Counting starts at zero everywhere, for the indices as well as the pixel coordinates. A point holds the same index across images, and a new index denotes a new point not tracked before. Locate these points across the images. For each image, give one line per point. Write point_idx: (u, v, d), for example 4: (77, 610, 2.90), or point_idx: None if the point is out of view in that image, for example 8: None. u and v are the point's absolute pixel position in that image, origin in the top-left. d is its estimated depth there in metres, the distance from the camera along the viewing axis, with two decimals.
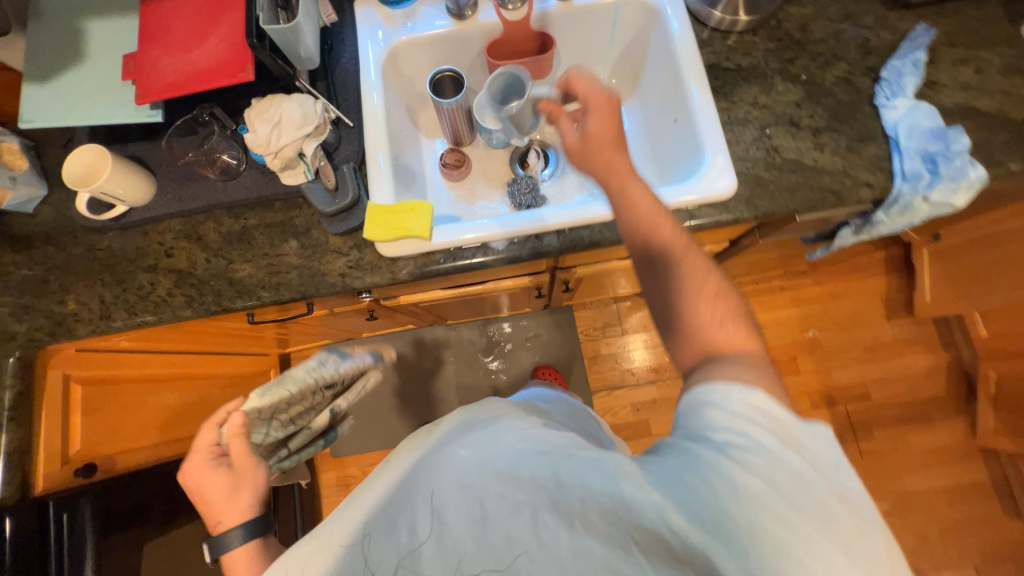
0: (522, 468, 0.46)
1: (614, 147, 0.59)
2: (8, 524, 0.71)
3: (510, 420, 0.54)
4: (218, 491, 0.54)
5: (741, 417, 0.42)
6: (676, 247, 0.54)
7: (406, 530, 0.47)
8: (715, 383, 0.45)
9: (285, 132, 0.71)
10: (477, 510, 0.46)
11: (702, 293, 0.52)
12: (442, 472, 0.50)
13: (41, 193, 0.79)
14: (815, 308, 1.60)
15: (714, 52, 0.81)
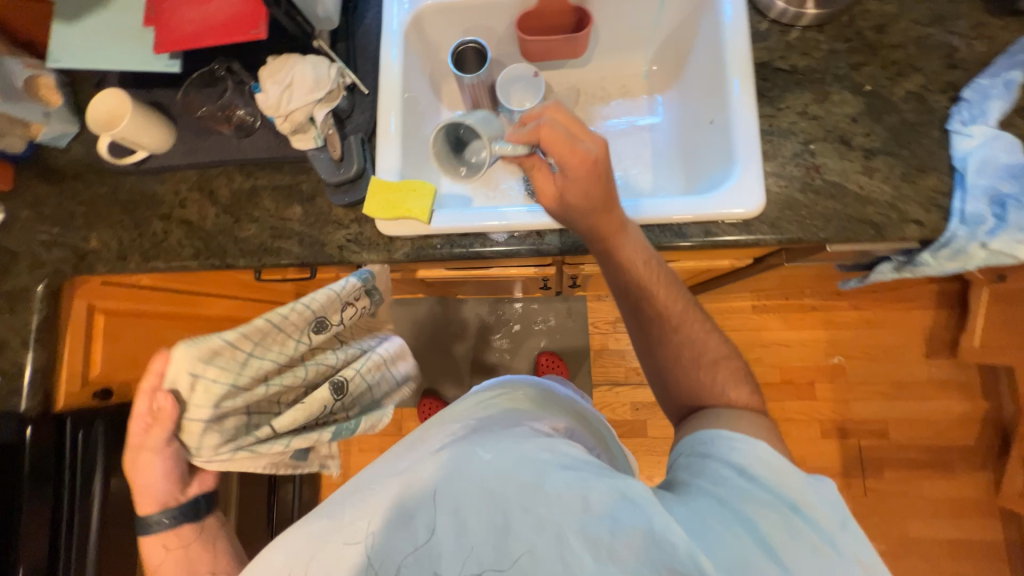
0: (547, 480, 0.47)
1: (597, 213, 0.58)
2: (30, 434, 0.79)
3: (527, 429, 0.55)
4: (153, 484, 0.60)
5: (746, 466, 0.47)
6: (674, 315, 0.61)
7: (426, 526, 0.48)
8: (720, 433, 0.51)
9: (297, 95, 0.69)
10: (500, 520, 0.46)
11: (702, 357, 0.60)
12: (463, 472, 0.50)
13: (73, 130, 0.82)
14: (847, 333, 1.49)
15: (768, 48, 0.72)
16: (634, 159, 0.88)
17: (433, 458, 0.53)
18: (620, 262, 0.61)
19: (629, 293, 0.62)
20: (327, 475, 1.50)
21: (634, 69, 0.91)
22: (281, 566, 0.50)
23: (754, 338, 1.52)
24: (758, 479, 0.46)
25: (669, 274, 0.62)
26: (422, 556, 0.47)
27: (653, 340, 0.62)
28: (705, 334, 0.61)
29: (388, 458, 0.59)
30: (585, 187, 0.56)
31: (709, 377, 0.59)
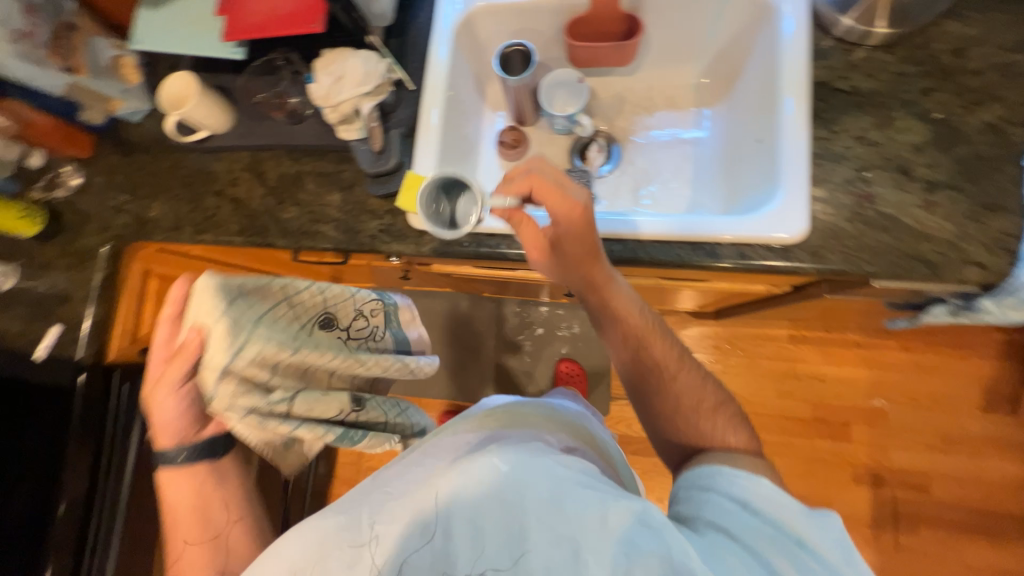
0: (565, 495, 0.51)
1: (589, 263, 0.63)
2: (83, 379, 0.87)
3: (540, 444, 0.59)
4: (170, 420, 0.60)
5: (749, 502, 0.52)
6: (671, 364, 0.65)
7: (440, 532, 0.52)
8: (724, 470, 0.55)
9: (347, 87, 0.72)
10: (516, 531, 0.50)
11: (700, 405, 0.63)
12: (479, 482, 0.53)
13: (145, 108, 0.89)
14: (892, 375, 1.39)
15: (829, 67, 0.68)
16: (673, 174, 0.87)
17: (448, 467, 0.57)
18: (614, 312, 0.66)
19: (625, 342, 0.66)
20: (343, 453, 1.55)
21: (682, 80, 0.89)
22: (299, 560, 0.54)
23: (787, 369, 1.44)
24: (761, 514, 0.51)
25: (658, 327, 0.66)
26: (436, 560, 0.51)
27: (648, 391, 0.65)
28: (700, 382, 0.65)
29: (399, 465, 0.64)
30: (578, 234, 0.62)
31: (706, 423, 0.62)
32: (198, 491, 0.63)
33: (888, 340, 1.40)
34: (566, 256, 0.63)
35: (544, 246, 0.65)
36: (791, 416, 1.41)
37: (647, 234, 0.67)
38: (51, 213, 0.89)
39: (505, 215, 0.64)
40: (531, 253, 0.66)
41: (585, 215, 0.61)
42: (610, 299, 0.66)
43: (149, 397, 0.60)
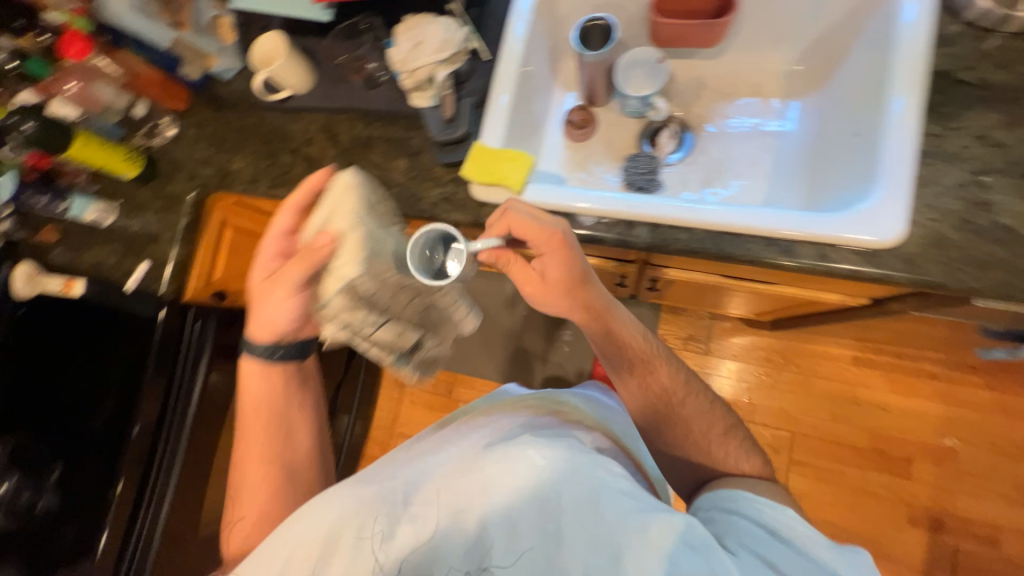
0: (604, 498, 0.56)
1: (580, 289, 0.65)
2: (162, 312, 0.97)
3: (580, 446, 0.63)
4: (274, 317, 0.63)
5: (776, 528, 0.55)
6: (675, 390, 0.70)
7: (475, 521, 0.58)
8: (752, 497, 0.59)
9: (424, 53, 0.73)
10: (553, 528, 0.56)
11: (710, 430, 0.69)
12: (518, 475, 0.59)
13: (237, 66, 0.95)
14: (969, 413, 1.27)
15: (953, 56, 0.61)
16: (750, 167, 0.81)
17: (482, 460, 0.62)
18: (619, 340, 0.70)
19: (632, 372, 0.71)
20: (378, 416, 1.61)
21: (772, 67, 0.82)
22: (340, 519, 0.60)
23: (847, 392, 1.34)
24: (786, 542, 0.54)
25: (658, 353, 0.72)
26: (472, 549, 0.56)
27: (656, 418, 0.71)
28: (708, 407, 0.71)
29: (433, 451, 0.70)
30: (562, 263, 0.63)
31: (718, 447, 0.68)
32: (257, 409, 0.72)
33: (968, 373, 1.28)
34: (553, 287, 0.64)
35: (534, 282, 0.65)
36: (845, 443, 1.31)
37: (718, 225, 0.64)
38: (149, 159, 0.97)
39: (492, 257, 0.63)
40: (525, 291, 0.67)
41: (562, 244, 0.63)
42: (614, 326, 0.69)
43: (261, 294, 0.62)
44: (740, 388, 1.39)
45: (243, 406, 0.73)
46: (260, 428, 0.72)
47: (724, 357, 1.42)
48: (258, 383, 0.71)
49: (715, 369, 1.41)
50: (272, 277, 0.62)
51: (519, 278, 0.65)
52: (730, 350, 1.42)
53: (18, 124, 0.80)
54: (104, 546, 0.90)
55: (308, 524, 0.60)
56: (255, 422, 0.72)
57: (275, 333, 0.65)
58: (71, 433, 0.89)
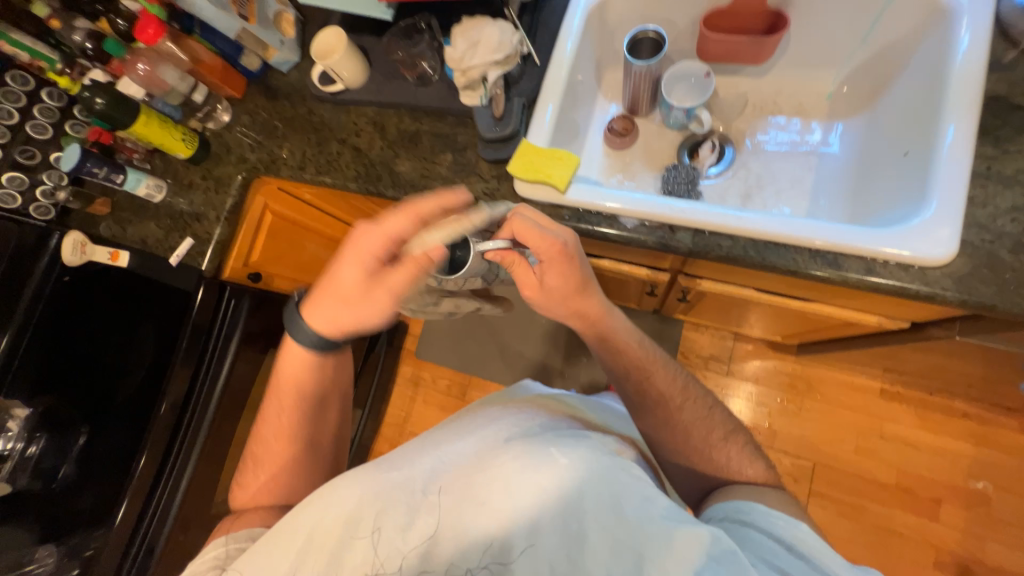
0: (629, 504, 0.55)
1: (578, 297, 0.66)
2: (201, 290, 1.01)
3: (603, 448, 0.61)
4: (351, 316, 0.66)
5: (791, 542, 0.53)
6: (674, 395, 0.70)
7: (496, 515, 0.56)
8: (767, 511, 0.57)
9: (479, 53, 0.76)
10: (576, 531, 0.54)
11: (710, 435, 0.68)
12: (542, 472, 0.57)
13: (294, 59, 1.00)
14: (1003, 458, 1.22)
15: (1009, 82, 0.61)
16: (790, 184, 0.81)
17: (501, 454, 0.60)
18: (614, 348, 0.71)
19: (630, 377, 0.71)
20: (390, 413, 1.61)
21: (817, 88, 0.83)
22: (359, 505, 0.59)
23: (873, 425, 1.30)
24: (803, 557, 0.52)
25: (656, 362, 0.71)
26: (490, 544, 0.55)
27: (655, 424, 0.70)
28: (707, 413, 0.69)
29: (443, 439, 0.68)
30: (559, 271, 0.63)
31: (720, 453, 0.66)
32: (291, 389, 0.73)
33: (1001, 415, 1.24)
34: (550, 293, 0.65)
35: (531, 286, 0.64)
36: (868, 478, 1.27)
37: (762, 234, 0.64)
38: (202, 141, 1.01)
39: (498, 258, 0.62)
40: (524, 294, 0.67)
41: (558, 252, 0.61)
42: (608, 334, 0.70)
43: (350, 294, 0.64)
44: (760, 412, 1.36)
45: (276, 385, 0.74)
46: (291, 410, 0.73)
47: (745, 379, 1.39)
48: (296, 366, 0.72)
49: (734, 391, 1.39)
50: (370, 284, 0.63)
51: (521, 283, 0.65)
52: (751, 373, 1.40)
53: (87, 99, 0.85)
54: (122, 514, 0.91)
55: (323, 513, 0.59)
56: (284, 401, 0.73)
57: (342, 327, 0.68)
58: (104, 397, 0.93)
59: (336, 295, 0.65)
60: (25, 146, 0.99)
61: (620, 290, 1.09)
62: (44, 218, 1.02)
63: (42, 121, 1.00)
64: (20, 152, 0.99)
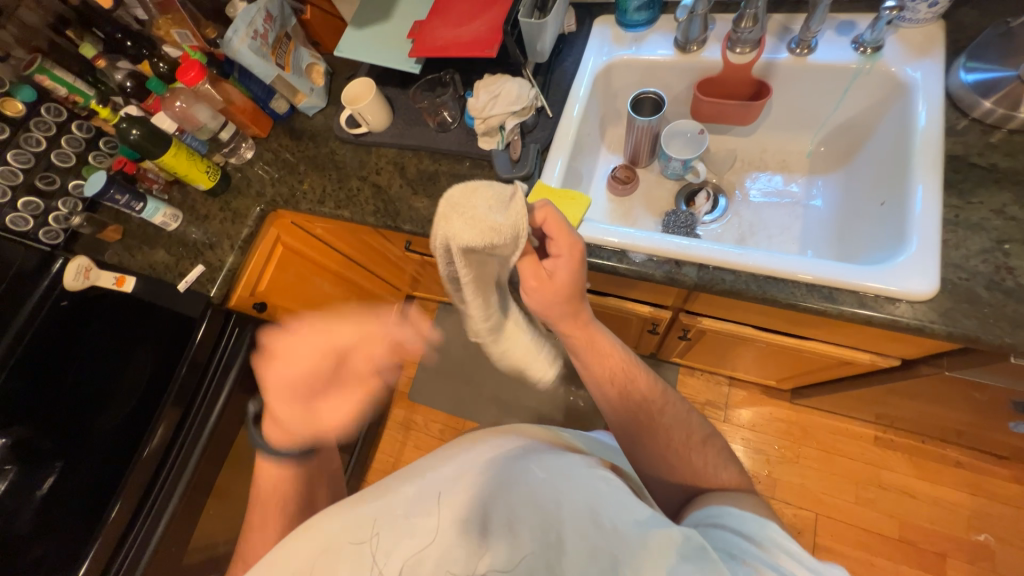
0: (603, 510, 0.52)
1: (574, 299, 0.62)
2: (208, 313, 0.99)
3: (578, 461, 0.60)
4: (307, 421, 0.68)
5: (761, 538, 0.48)
6: (655, 396, 0.66)
7: (478, 524, 0.54)
8: (736, 509, 0.53)
9: (500, 104, 0.84)
10: (552, 538, 0.52)
11: (690, 438, 0.64)
12: (518, 485, 0.57)
13: (320, 105, 1.07)
14: (1000, 508, 1.22)
15: (965, 144, 0.70)
16: (781, 230, 0.89)
17: (482, 466, 0.60)
18: (600, 351, 0.66)
19: (613, 384, 0.66)
20: (378, 459, 1.54)
21: (798, 147, 0.94)
22: (348, 526, 0.57)
23: (870, 474, 1.30)
24: (772, 553, 0.47)
25: (637, 363, 0.67)
26: (473, 550, 0.53)
27: (634, 428, 0.65)
28: (685, 416, 0.65)
29: (438, 452, 0.66)
30: (570, 270, 0.60)
31: (695, 457, 0.62)
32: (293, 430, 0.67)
33: (992, 464, 1.25)
34: (553, 289, 0.61)
35: (540, 279, 0.61)
36: (871, 529, 1.25)
37: (762, 270, 0.69)
38: (223, 174, 1.05)
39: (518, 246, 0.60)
40: (526, 287, 0.62)
41: (577, 251, 0.60)
42: (594, 340, 0.66)
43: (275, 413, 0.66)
44: (758, 460, 1.35)
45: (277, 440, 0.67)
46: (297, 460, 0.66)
47: (741, 426, 1.40)
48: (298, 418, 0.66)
49: (732, 437, 1.38)
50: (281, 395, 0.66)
51: (526, 276, 0.61)
52: (747, 420, 1.40)
53: (124, 129, 0.90)
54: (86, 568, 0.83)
55: (324, 525, 0.57)
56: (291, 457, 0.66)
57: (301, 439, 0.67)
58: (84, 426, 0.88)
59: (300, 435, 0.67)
60: (47, 172, 1.02)
61: (621, 329, 1.12)
62: (51, 243, 1.01)
63: (68, 151, 1.05)
64: (41, 178, 1.01)
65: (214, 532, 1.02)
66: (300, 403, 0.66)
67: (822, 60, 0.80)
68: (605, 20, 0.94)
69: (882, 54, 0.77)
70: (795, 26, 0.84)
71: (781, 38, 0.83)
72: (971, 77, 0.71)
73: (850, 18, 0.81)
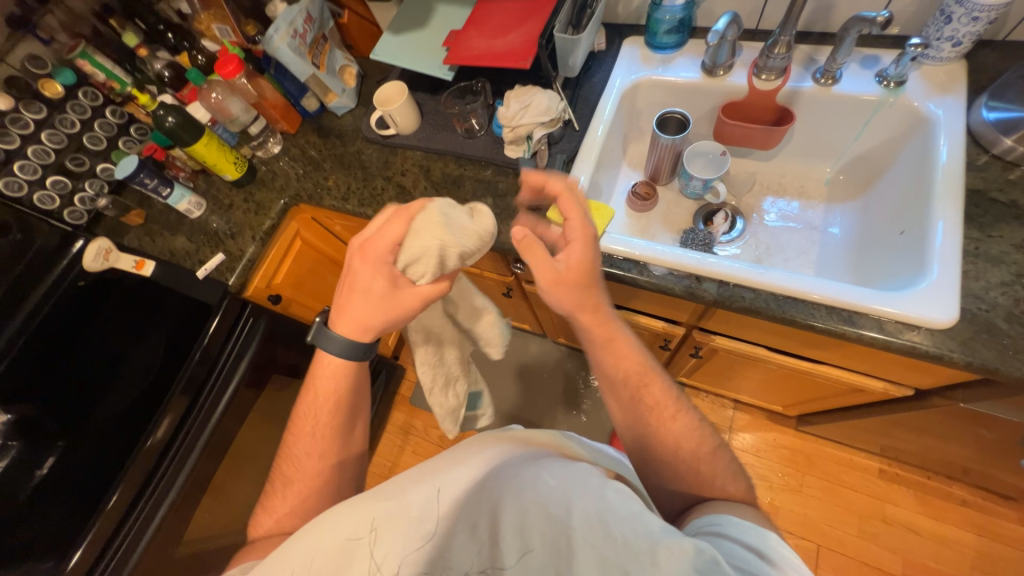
0: (615, 522, 0.45)
1: (587, 287, 0.60)
2: (225, 303, 0.98)
3: (585, 466, 0.53)
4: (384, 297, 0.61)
5: (763, 549, 0.47)
6: (667, 406, 0.63)
7: (487, 529, 0.48)
8: (738, 518, 0.52)
9: (529, 114, 0.86)
10: (563, 546, 0.45)
11: (699, 449, 0.62)
12: (526, 491, 0.49)
13: (349, 106, 1.09)
14: (1006, 550, 1.20)
15: (985, 179, 0.72)
16: (798, 254, 0.90)
17: (488, 471, 0.52)
18: (617, 352, 0.63)
19: (626, 385, 0.63)
20: (375, 462, 1.52)
21: (816, 175, 0.96)
22: (351, 531, 0.50)
23: (874, 508, 1.28)
24: (775, 565, 0.45)
25: (653, 367, 0.65)
26: (481, 550, 0.47)
27: (642, 432, 0.63)
28: (697, 426, 0.63)
29: (444, 452, 0.57)
30: (584, 255, 0.60)
31: (706, 467, 0.61)
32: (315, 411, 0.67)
33: (998, 503, 1.24)
34: (571, 278, 0.59)
35: (558, 273, 0.59)
36: (874, 565, 1.23)
37: (783, 289, 0.70)
38: (250, 167, 1.07)
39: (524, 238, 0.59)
40: (544, 285, 0.60)
41: (589, 236, 0.61)
42: (615, 340, 0.63)
43: (352, 313, 0.62)
44: (760, 486, 1.34)
45: (310, 403, 0.67)
46: (331, 425, 0.67)
47: (745, 450, 1.38)
48: (333, 375, 0.65)
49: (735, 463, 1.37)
50: (368, 293, 0.61)
51: (541, 269, 0.59)
52: (751, 445, 1.39)
53: (160, 115, 0.90)
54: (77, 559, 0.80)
55: (320, 530, 0.51)
56: (326, 418, 0.66)
57: (370, 329, 0.62)
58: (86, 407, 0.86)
59: (376, 323, 0.62)
60: (77, 154, 1.04)
61: None
62: (74, 223, 1.01)
63: (99, 134, 1.07)
64: (71, 159, 1.03)
65: (207, 525, 1.01)
66: (380, 286, 0.60)
67: (847, 90, 0.82)
68: (635, 41, 0.97)
69: (905, 88, 0.80)
70: (820, 58, 0.87)
71: (807, 68, 0.86)
72: (993, 115, 0.72)
73: (875, 53, 0.84)
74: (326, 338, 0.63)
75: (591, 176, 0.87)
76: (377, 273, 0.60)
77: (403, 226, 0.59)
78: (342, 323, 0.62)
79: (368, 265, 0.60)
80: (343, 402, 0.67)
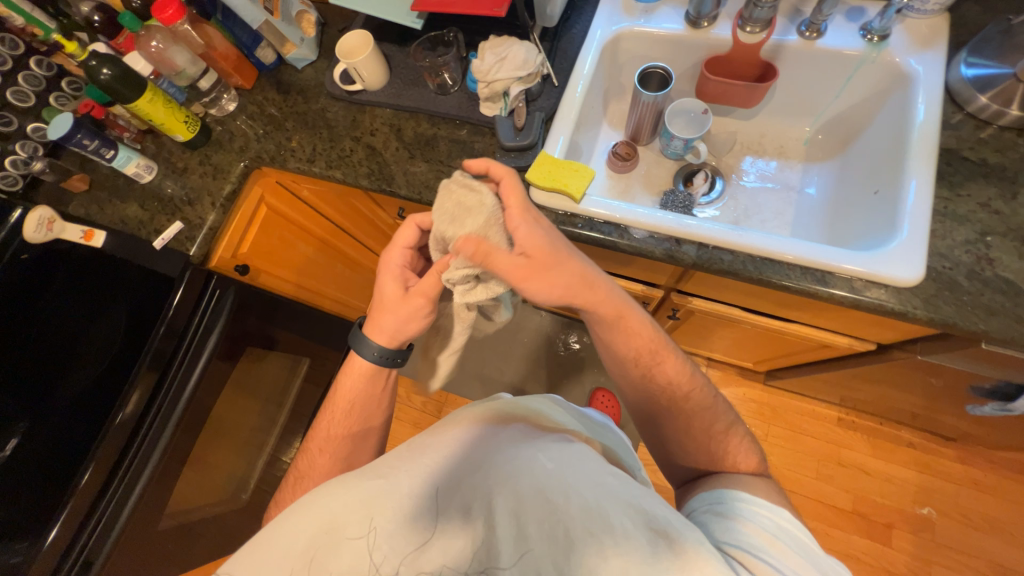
0: (612, 509, 0.47)
1: (546, 269, 0.58)
2: (188, 274, 0.93)
3: (587, 448, 0.55)
4: (392, 293, 0.65)
5: (774, 534, 0.49)
6: (682, 383, 0.64)
7: (483, 515, 0.49)
8: (751, 496, 0.53)
9: (505, 68, 0.80)
10: (560, 536, 0.46)
11: (712, 427, 0.63)
12: (523, 477, 0.50)
13: (310, 58, 1.01)
14: (945, 485, 1.31)
15: (958, 137, 0.73)
16: (774, 216, 0.91)
17: (491, 454, 0.54)
18: (628, 330, 0.63)
19: (638, 362, 0.64)
20: None
21: (796, 134, 0.95)
22: (338, 516, 0.50)
23: (832, 453, 1.38)
24: (785, 552, 0.47)
25: (668, 345, 0.65)
26: (478, 548, 0.48)
27: (659, 405, 0.65)
28: (711, 403, 0.64)
29: (429, 432, 0.59)
30: (540, 234, 0.59)
31: (719, 444, 0.62)
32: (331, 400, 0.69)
33: (941, 444, 1.35)
34: (540, 262, 0.57)
35: (521, 266, 0.57)
36: (828, 503, 1.34)
37: (760, 250, 0.70)
38: (203, 126, 0.98)
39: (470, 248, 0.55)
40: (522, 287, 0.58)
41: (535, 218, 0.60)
42: (625, 318, 0.62)
43: (375, 319, 0.66)
44: None
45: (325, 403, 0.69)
46: (340, 421, 0.68)
47: None
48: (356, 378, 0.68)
49: None
50: (384, 296, 0.66)
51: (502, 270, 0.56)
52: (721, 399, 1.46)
53: (93, 67, 0.81)
54: (52, 538, 0.78)
55: (306, 515, 0.51)
56: (337, 414, 0.68)
57: (400, 339, 0.66)
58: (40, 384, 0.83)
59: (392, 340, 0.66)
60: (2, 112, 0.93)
61: None
62: (8, 189, 0.94)
63: (26, 89, 0.95)
64: None
65: (191, 498, 1.00)
66: (398, 292, 0.65)
67: (832, 45, 0.80)
68: None
69: (888, 44, 0.78)
70: (806, 9, 0.84)
71: (792, 20, 0.83)
72: (971, 71, 0.73)
73: (860, 5, 0.82)
74: (358, 346, 0.66)
75: (571, 136, 0.84)
76: (390, 279, 0.66)
77: (415, 235, 0.67)
78: (376, 329, 0.66)
79: (385, 272, 0.66)
80: (353, 393, 0.68)
